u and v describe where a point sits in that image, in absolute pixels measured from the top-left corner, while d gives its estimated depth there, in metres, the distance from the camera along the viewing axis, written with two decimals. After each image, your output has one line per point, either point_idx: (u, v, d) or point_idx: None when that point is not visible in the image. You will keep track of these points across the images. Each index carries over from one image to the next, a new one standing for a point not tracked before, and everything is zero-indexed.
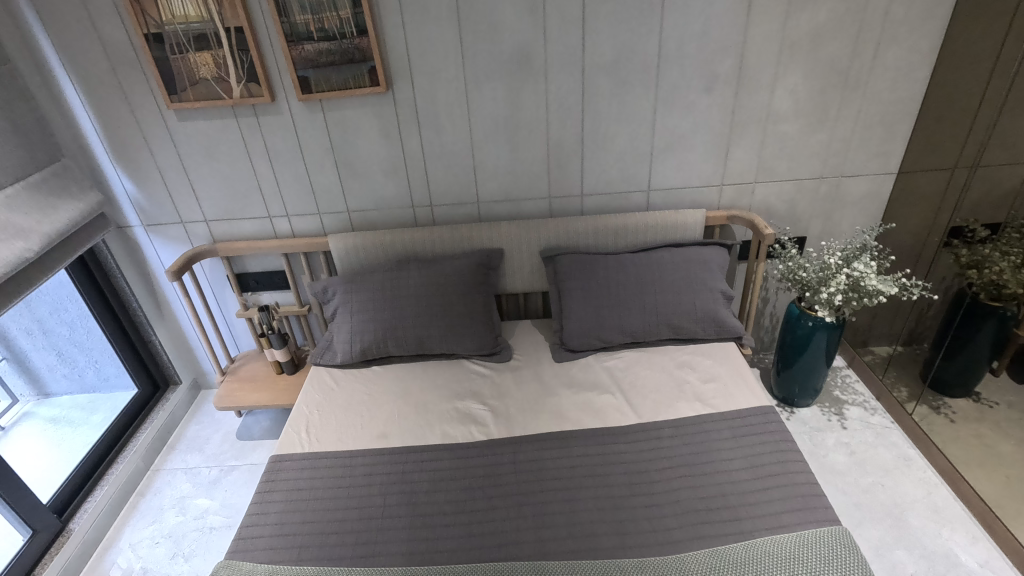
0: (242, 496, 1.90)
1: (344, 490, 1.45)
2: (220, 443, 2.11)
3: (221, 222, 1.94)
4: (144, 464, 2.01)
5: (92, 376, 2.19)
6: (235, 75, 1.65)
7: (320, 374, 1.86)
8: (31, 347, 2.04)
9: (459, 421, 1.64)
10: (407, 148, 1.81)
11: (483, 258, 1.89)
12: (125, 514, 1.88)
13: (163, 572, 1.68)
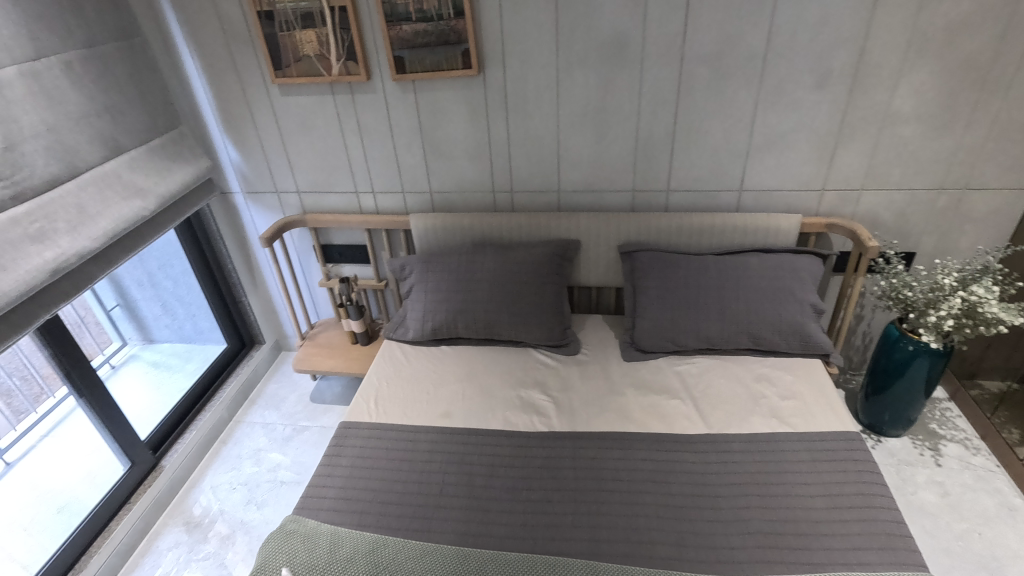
0: (311, 456, 2.00)
1: (406, 464, 1.49)
2: (296, 403, 2.24)
3: (312, 194, 2.03)
4: (228, 414, 2.16)
5: (189, 328, 2.40)
6: (335, 53, 1.70)
7: (392, 348, 1.92)
8: (142, 297, 2.31)
9: (522, 409, 1.64)
10: (493, 132, 1.81)
11: (559, 248, 1.87)
12: (208, 459, 2.03)
13: (237, 516, 1.81)
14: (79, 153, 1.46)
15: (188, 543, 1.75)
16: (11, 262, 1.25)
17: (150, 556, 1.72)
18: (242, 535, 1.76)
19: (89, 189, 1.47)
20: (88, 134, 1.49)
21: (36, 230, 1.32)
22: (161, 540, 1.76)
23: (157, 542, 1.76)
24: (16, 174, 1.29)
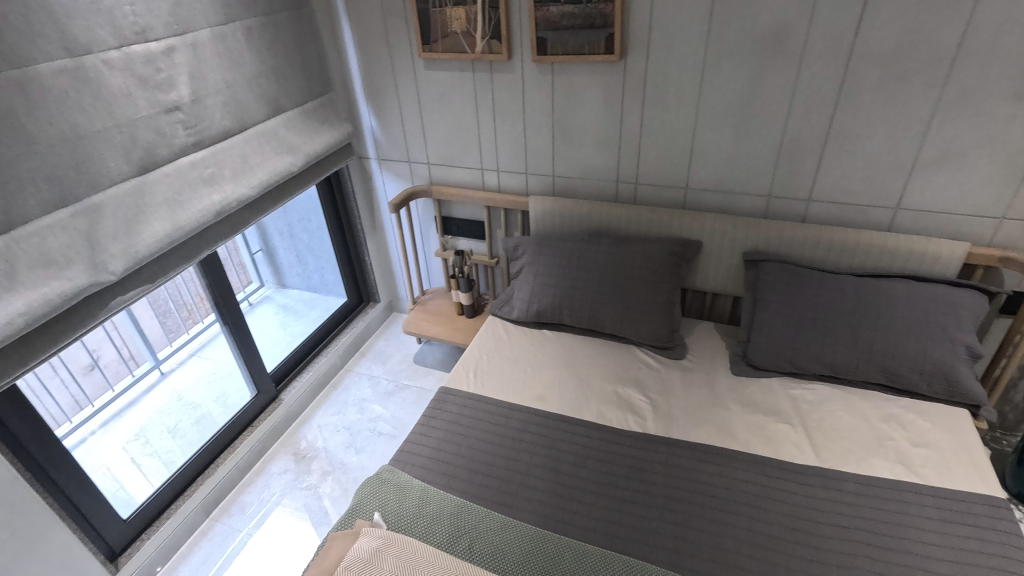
0: (408, 414, 2.12)
1: (496, 438, 1.53)
2: (399, 362, 2.37)
3: (440, 167, 2.11)
4: (340, 362, 2.34)
5: (316, 279, 2.64)
6: (481, 31, 1.74)
7: (496, 324, 1.96)
8: (280, 246, 2.61)
9: (617, 406, 1.61)
10: (625, 120, 1.76)
11: (677, 247, 1.79)
12: (319, 400, 2.22)
13: (338, 457, 1.97)
14: (249, 110, 1.63)
15: (294, 472, 1.93)
16: (186, 200, 1.43)
17: (263, 476, 1.93)
18: (341, 474, 1.92)
19: (253, 143, 1.64)
20: (257, 94, 1.66)
21: (208, 174, 1.49)
22: (273, 465, 1.97)
23: (270, 465, 1.96)
24: (199, 124, 1.47)
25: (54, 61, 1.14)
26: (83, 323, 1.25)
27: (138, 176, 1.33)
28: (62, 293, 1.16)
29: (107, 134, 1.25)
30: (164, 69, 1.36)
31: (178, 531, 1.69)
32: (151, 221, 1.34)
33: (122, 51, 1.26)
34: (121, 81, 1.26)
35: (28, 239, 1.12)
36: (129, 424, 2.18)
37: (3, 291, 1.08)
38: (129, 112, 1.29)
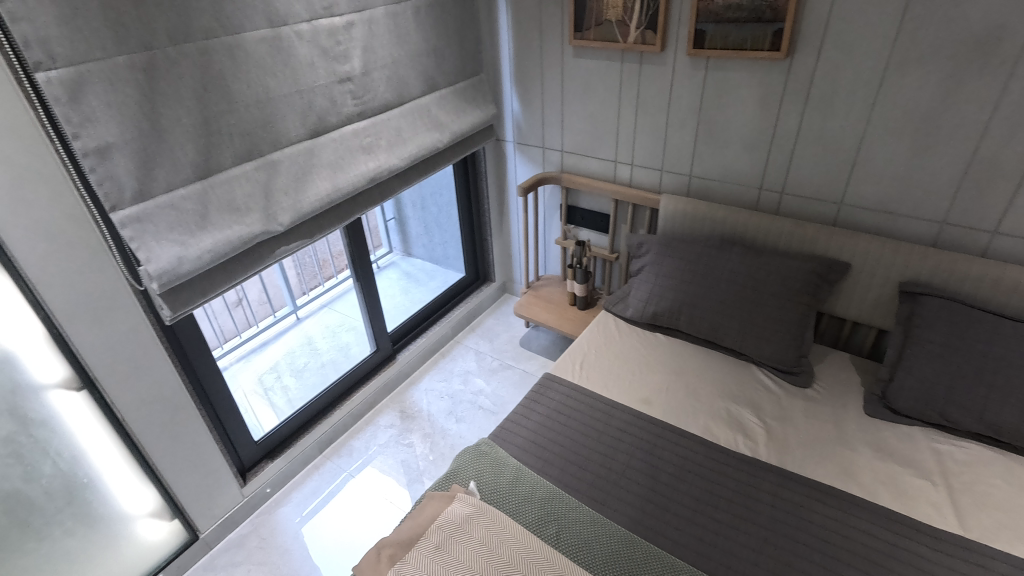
0: (508, 393, 2.17)
1: (596, 433, 1.52)
2: (506, 342, 2.43)
3: (574, 156, 2.11)
4: (452, 333, 2.45)
5: (439, 252, 2.80)
6: (637, 20, 1.70)
7: (608, 320, 1.94)
8: (411, 217, 2.81)
9: (728, 424, 1.53)
10: (781, 124, 1.64)
11: (820, 266, 1.65)
12: (429, 365, 2.34)
13: (440, 422, 2.07)
14: (408, 85, 1.73)
15: (398, 428, 2.06)
16: (345, 165, 1.56)
17: (371, 426, 2.08)
18: (440, 438, 2.01)
19: (406, 117, 1.74)
20: (417, 71, 1.75)
21: (366, 143, 1.62)
22: (381, 418, 2.11)
23: (378, 418, 2.11)
24: (364, 95, 1.59)
25: (258, 30, 1.29)
26: (250, 264, 1.42)
27: (310, 139, 1.47)
28: (240, 236, 1.32)
29: (290, 99, 1.39)
30: (343, 42, 1.49)
31: (295, 461, 1.88)
32: (314, 182, 1.48)
33: (311, 24, 1.40)
34: (307, 52, 1.40)
35: (219, 186, 1.29)
36: (267, 359, 2.46)
37: (197, 228, 1.25)
38: (310, 80, 1.42)
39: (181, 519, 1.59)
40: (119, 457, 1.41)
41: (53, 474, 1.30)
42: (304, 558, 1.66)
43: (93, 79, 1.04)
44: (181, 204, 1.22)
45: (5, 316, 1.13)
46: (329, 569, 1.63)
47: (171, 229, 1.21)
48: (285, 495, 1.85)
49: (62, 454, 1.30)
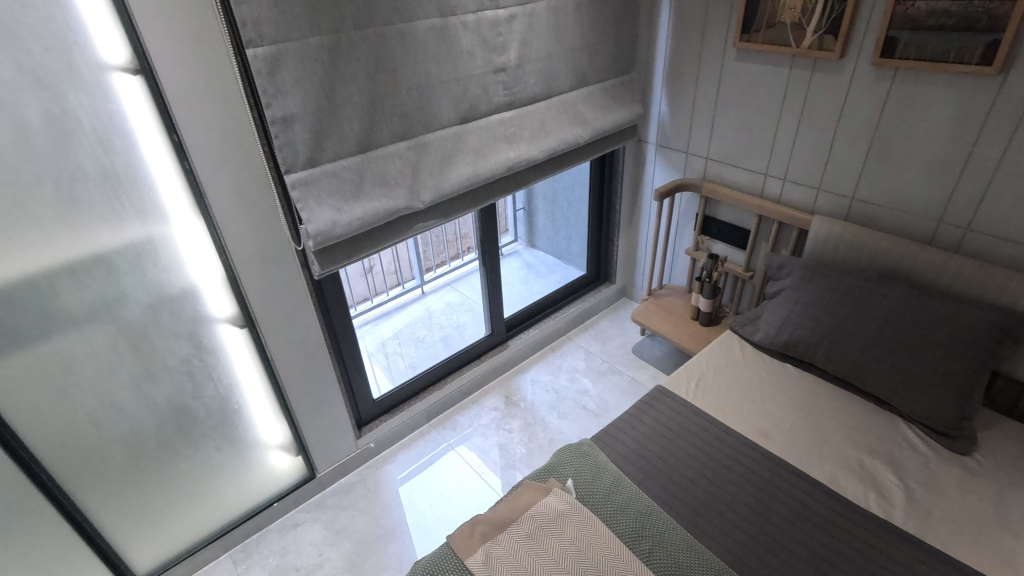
0: (613, 398, 2.14)
1: (705, 456, 1.44)
2: (617, 347, 2.39)
3: (720, 164, 2.00)
4: (564, 329, 2.46)
5: (562, 247, 2.85)
6: (816, 24, 1.55)
7: (733, 341, 1.83)
8: (540, 209, 2.86)
9: (858, 477, 1.37)
10: (978, 149, 1.42)
11: (1005, 319, 1.41)
12: (538, 356, 2.37)
13: (542, 414, 2.09)
14: (558, 80, 1.74)
15: (501, 412, 2.12)
16: (488, 152, 1.62)
17: (476, 406, 2.15)
18: (539, 430, 2.03)
19: (553, 110, 1.76)
20: (569, 65, 1.76)
21: (510, 133, 1.66)
22: (486, 399, 2.18)
23: (483, 399, 2.18)
24: (515, 86, 1.63)
25: (429, 18, 1.36)
26: (392, 237, 1.52)
27: (460, 124, 1.54)
28: (387, 209, 1.42)
29: (448, 85, 1.46)
30: (503, 34, 1.53)
31: (405, 424, 2.01)
32: (458, 165, 1.55)
33: (477, 15, 1.45)
34: (469, 41, 1.46)
35: (376, 161, 1.39)
36: (391, 326, 2.67)
37: (352, 197, 1.37)
38: (467, 69, 1.49)
39: (303, 458, 1.77)
40: (263, 393, 1.59)
41: (213, 397, 1.49)
42: (400, 516, 1.77)
43: (288, 56, 1.17)
44: (343, 174, 1.34)
45: (197, 257, 1.30)
46: (421, 531, 1.72)
47: (331, 195, 1.33)
48: (392, 454, 1.98)
49: (221, 382, 1.49)
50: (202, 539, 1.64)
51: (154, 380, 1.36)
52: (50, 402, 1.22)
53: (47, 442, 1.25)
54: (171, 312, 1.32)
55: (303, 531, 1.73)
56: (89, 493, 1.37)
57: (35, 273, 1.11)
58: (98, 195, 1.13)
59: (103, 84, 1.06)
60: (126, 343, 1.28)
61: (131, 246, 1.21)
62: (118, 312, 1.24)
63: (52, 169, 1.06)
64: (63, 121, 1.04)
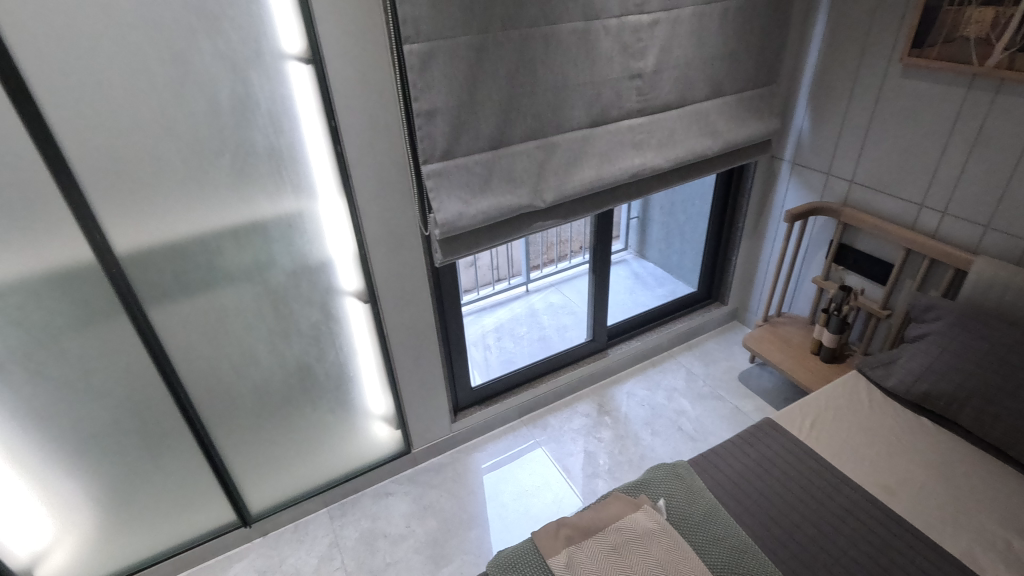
0: (712, 424, 2.03)
1: (814, 502, 1.33)
2: (722, 372, 2.27)
3: (865, 189, 1.83)
4: (666, 345, 2.38)
5: (674, 260, 2.81)
6: (1006, 41, 1.36)
7: (859, 383, 1.67)
8: (656, 220, 2.83)
9: (1002, 559, 1.19)
10: None
11: None
12: (636, 369, 2.32)
13: (635, 428, 2.04)
14: (696, 89, 1.68)
15: (592, 420, 2.09)
16: (614, 157, 1.60)
17: (568, 409, 2.15)
18: (631, 444, 1.99)
19: (686, 119, 1.70)
20: (710, 74, 1.69)
21: (639, 140, 1.63)
22: (579, 404, 2.17)
23: (576, 404, 2.17)
24: (650, 93, 1.60)
25: (573, 22, 1.38)
26: (510, 233, 1.56)
27: (590, 128, 1.54)
28: (510, 205, 1.46)
29: (583, 88, 1.47)
30: (644, 39, 1.51)
31: (498, 416, 2.06)
32: (583, 169, 1.56)
33: (620, 19, 1.45)
34: (609, 46, 1.46)
35: (505, 158, 1.43)
36: (494, 319, 2.77)
37: (479, 191, 1.42)
38: (604, 73, 1.49)
39: (402, 432, 1.87)
40: (375, 365, 1.70)
41: (332, 363, 1.62)
42: (484, 504, 1.81)
43: (438, 54, 1.23)
44: (473, 169, 1.39)
45: (335, 232, 1.42)
46: (502, 523, 1.75)
47: (461, 188, 1.39)
48: (482, 443, 2.04)
49: (341, 350, 1.61)
50: (308, 491, 1.79)
51: (287, 340, 1.50)
52: (204, 346, 1.40)
53: (198, 381, 1.43)
54: (308, 280, 1.45)
55: (394, 501, 1.83)
56: (224, 432, 1.54)
57: (207, 233, 1.27)
58: (264, 169, 1.26)
59: (280, 71, 1.18)
60: (269, 303, 1.43)
61: (284, 217, 1.34)
62: (266, 274, 1.39)
63: (232, 143, 1.21)
64: (246, 102, 1.18)
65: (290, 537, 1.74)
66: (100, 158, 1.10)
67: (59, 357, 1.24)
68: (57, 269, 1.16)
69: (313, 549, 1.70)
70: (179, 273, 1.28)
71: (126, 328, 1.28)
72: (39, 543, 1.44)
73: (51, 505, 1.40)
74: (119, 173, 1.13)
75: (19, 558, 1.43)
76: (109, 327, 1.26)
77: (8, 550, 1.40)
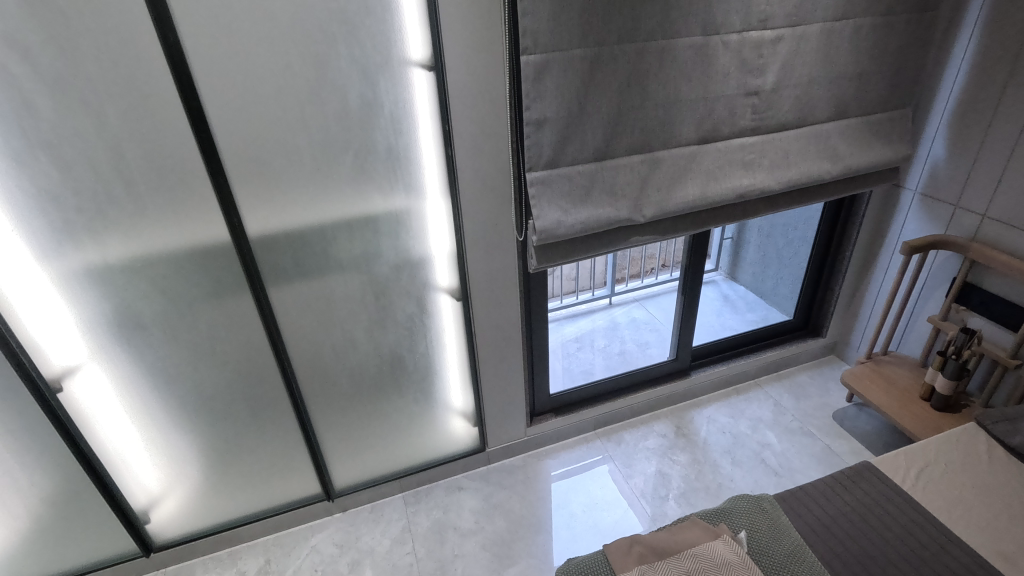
0: (800, 461, 1.92)
1: (916, 559, 1.22)
2: (815, 408, 2.14)
3: (1001, 225, 1.67)
4: (754, 373, 2.28)
5: (769, 285, 2.70)
6: None
7: (977, 437, 1.52)
8: (752, 242, 2.73)
9: None
10: None
11: None
12: (720, 395, 2.24)
13: (714, 455, 1.97)
14: (816, 109, 1.61)
15: (669, 441, 2.04)
16: (720, 175, 1.57)
17: (645, 427, 2.11)
18: (709, 471, 1.92)
19: (801, 140, 1.63)
20: (832, 94, 1.61)
21: (748, 159, 1.58)
22: (656, 423, 2.12)
23: (654, 422, 2.13)
24: (765, 111, 1.55)
25: (691, 36, 1.37)
26: (606, 245, 1.56)
27: (697, 144, 1.52)
28: (609, 216, 1.46)
29: (695, 104, 1.46)
30: (764, 56, 1.47)
31: (573, 425, 2.06)
32: (686, 185, 1.53)
33: (741, 35, 1.42)
34: (727, 61, 1.43)
35: (609, 170, 1.44)
36: (575, 329, 2.79)
37: (580, 200, 1.43)
38: (718, 89, 1.46)
39: (479, 429, 1.92)
40: (461, 361, 1.76)
41: (422, 356, 1.69)
42: (552, 511, 1.81)
43: (556, 64, 1.27)
44: (576, 178, 1.41)
45: (437, 231, 1.50)
46: (569, 532, 1.74)
47: (562, 196, 1.41)
48: (555, 450, 2.04)
49: (431, 344, 1.68)
50: (387, 475, 1.88)
51: (384, 328, 1.59)
52: (311, 327, 1.51)
53: (303, 359, 1.55)
54: (409, 274, 1.53)
55: (465, 496, 1.88)
56: (320, 409, 1.66)
57: (326, 223, 1.38)
58: (381, 167, 1.35)
59: (405, 77, 1.27)
60: (372, 293, 1.52)
61: (394, 213, 1.43)
62: (372, 265, 1.48)
63: (356, 142, 1.30)
64: (373, 104, 1.27)
65: (367, 516, 1.83)
66: (245, 149, 1.23)
67: (191, 324, 1.39)
68: (199, 245, 1.30)
69: (387, 531, 1.78)
70: (298, 258, 1.40)
71: (248, 303, 1.41)
72: (155, 490, 1.60)
73: (169, 456, 1.56)
74: (259, 164, 1.25)
75: (138, 501, 1.59)
76: (234, 301, 1.40)
77: (130, 492, 1.57)
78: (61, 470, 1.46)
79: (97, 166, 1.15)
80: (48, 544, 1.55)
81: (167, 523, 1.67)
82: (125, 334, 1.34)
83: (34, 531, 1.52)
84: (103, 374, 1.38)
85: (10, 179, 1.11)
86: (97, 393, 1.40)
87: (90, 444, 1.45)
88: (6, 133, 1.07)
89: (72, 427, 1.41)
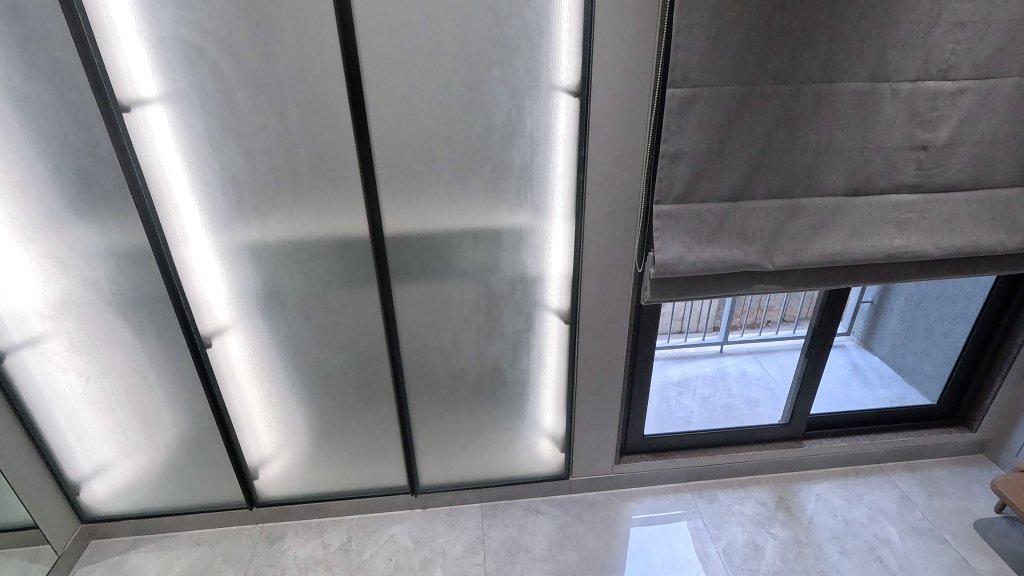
0: (924, 568, 1.67)
1: None
2: (950, 511, 1.85)
3: None
4: (879, 456, 2.03)
5: (908, 361, 2.42)
6: None
7: None
8: (895, 311, 2.49)
9: None
10: None
11: None
12: (834, 472, 2.02)
13: (821, 539, 1.77)
14: (1000, 172, 1.42)
15: (769, 511, 1.87)
16: (869, 233, 1.43)
17: (743, 490, 1.96)
18: (811, 553, 1.72)
19: (974, 204, 1.44)
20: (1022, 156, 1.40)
21: (905, 218, 1.43)
22: (755, 489, 1.96)
23: (753, 487, 1.97)
24: (933, 169, 1.39)
25: (856, 82, 1.28)
26: (727, 288, 1.49)
27: (846, 196, 1.40)
28: (734, 260, 1.39)
29: (849, 152, 1.35)
30: (941, 108, 1.33)
31: (663, 472, 1.96)
32: (827, 238, 1.42)
33: (915, 84, 1.30)
34: (894, 111, 1.32)
35: (742, 212, 1.37)
36: (679, 371, 2.68)
37: (705, 240, 1.38)
38: (879, 139, 1.34)
39: (565, 455, 1.89)
40: (558, 384, 1.75)
41: (522, 371, 1.71)
42: (629, 556, 1.73)
43: (700, 100, 1.24)
44: (705, 217, 1.36)
45: (556, 252, 1.52)
46: None
47: (687, 233, 1.37)
48: (641, 494, 1.96)
49: (533, 362, 1.69)
50: (469, 482, 1.92)
51: (491, 339, 1.63)
52: (425, 326, 1.59)
53: (412, 355, 1.63)
54: (523, 290, 1.57)
55: (541, 520, 1.86)
56: (420, 407, 1.73)
57: (454, 231, 1.45)
58: (514, 184, 1.40)
59: (551, 100, 1.31)
60: (484, 303, 1.57)
61: (518, 229, 1.47)
62: (490, 276, 1.53)
63: (494, 159, 1.37)
64: (514, 125, 1.33)
65: (445, 518, 1.87)
66: (393, 155, 1.33)
67: (323, 307, 1.52)
68: (341, 237, 1.43)
69: (461, 537, 1.80)
70: (425, 260, 1.48)
71: (372, 296, 1.52)
72: (267, 450, 1.76)
73: (283, 423, 1.71)
74: (404, 170, 1.35)
75: (251, 456, 1.77)
76: (362, 294, 1.51)
77: (247, 448, 1.75)
78: (197, 417, 1.66)
79: (273, 158, 1.31)
80: (175, 479, 1.77)
81: (271, 483, 1.83)
82: (268, 307, 1.50)
83: (166, 465, 1.74)
84: (244, 339, 1.55)
85: (205, 160, 1.29)
86: (236, 354, 1.57)
87: (224, 398, 1.64)
88: (210, 122, 1.25)
89: (213, 379, 1.60)
